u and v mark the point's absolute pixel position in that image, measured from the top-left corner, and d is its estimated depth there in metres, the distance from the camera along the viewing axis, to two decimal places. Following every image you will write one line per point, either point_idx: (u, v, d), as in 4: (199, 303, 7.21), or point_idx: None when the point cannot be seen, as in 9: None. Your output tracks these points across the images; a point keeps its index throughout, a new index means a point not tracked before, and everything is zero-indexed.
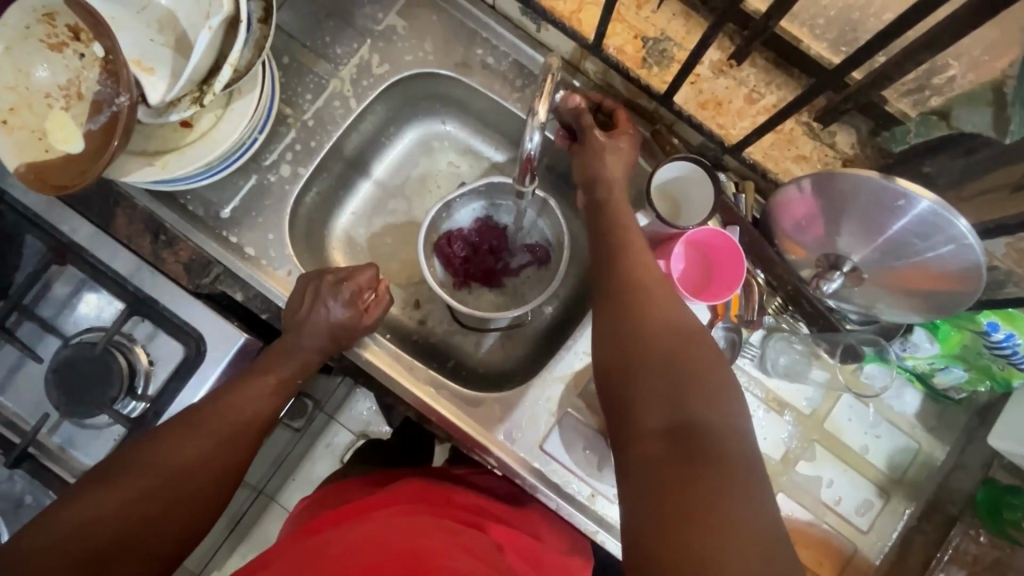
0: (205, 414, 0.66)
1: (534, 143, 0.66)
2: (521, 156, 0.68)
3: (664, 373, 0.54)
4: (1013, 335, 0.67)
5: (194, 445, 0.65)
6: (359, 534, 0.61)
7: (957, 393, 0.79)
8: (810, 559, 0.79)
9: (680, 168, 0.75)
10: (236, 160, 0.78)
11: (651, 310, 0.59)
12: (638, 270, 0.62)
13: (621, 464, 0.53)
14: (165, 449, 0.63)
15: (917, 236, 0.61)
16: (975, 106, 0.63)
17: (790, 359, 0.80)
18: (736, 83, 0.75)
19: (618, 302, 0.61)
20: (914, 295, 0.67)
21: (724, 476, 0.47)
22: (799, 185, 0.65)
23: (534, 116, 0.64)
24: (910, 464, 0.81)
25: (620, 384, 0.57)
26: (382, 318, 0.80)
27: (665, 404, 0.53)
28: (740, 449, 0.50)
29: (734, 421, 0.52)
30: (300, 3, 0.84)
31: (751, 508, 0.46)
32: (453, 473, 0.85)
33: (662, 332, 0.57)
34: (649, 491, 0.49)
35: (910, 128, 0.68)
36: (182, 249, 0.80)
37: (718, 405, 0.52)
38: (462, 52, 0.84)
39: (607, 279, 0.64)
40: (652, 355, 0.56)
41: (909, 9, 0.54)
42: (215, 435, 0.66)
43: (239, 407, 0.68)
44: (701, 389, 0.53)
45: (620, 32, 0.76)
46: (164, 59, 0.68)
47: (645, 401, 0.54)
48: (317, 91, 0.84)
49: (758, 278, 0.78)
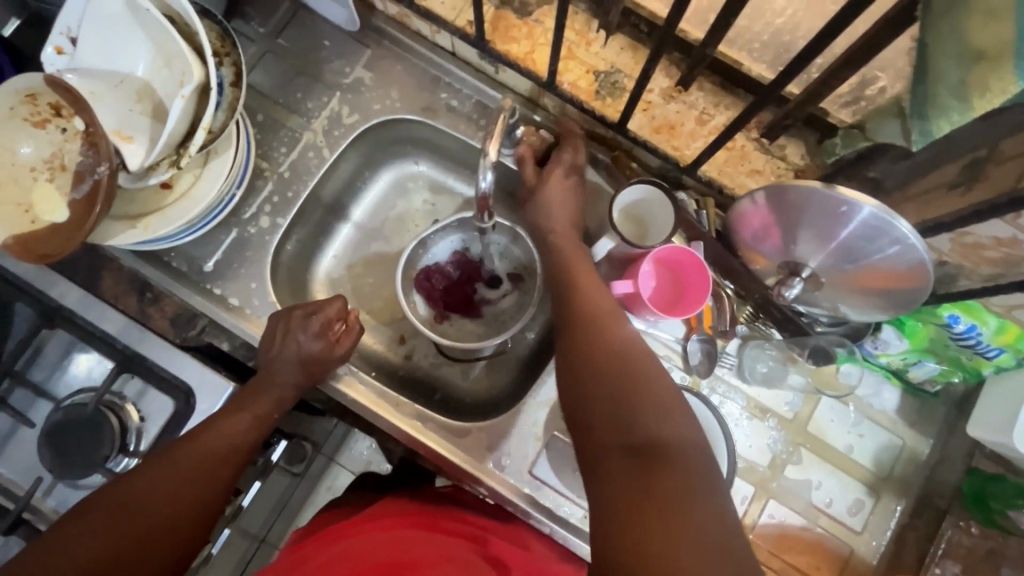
0: (179, 451, 0.68)
1: (488, 181, 0.70)
2: (476, 195, 0.72)
3: (618, 392, 0.57)
4: (975, 326, 0.69)
5: (171, 483, 0.67)
6: (342, 549, 0.66)
7: (932, 385, 0.81)
8: (806, 563, 0.80)
9: (640, 191, 0.78)
10: (216, 216, 0.81)
11: (602, 335, 0.63)
12: (591, 302, 0.67)
13: (586, 484, 0.54)
14: (144, 489, 0.65)
15: (865, 239, 0.64)
16: (887, 119, 0.63)
17: (767, 365, 0.83)
18: (686, 107, 0.79)
19: (572, 334, 0.65)
20: (875, 295, 0.70)
21: (679, 483, 0.49)
22: (752, 198, 0.68)
23: (485, 156, 0.68)
24: (896, 461, 0.82)
25: (578, 407, 0.59)
26: (353, 348, 0.82)
27: (623, 422, 0.55)
28: (696, 456, 0.52)
29: (688, 429, 0.54)
30: (271, 63, 0.88)
31: (709, 515, 0.47)
32: (440, 491, 0.86)
33: (614, 354, 0.60)
34: (613, 506, 0.50)
35: (838, 141, 0.71)
36: (168, 304, 0.82)
37: (672, 418, 0.54)
38: (427, 98, 0.89)
39: (564, 314, 0.68)
40: (606, 376, 0.58)
41: (815, 39, 0.57)
42: (191, 475, 0.67)
43: (213, 444, 0.69)
44: (656, 403, 0.55)
45: (572, 68, 0.80)
46: (142, 128, 0.72)
47: (604, 419, 0.56)
48: (290, 145, 0.88)
49: (727, 289, 0.81)
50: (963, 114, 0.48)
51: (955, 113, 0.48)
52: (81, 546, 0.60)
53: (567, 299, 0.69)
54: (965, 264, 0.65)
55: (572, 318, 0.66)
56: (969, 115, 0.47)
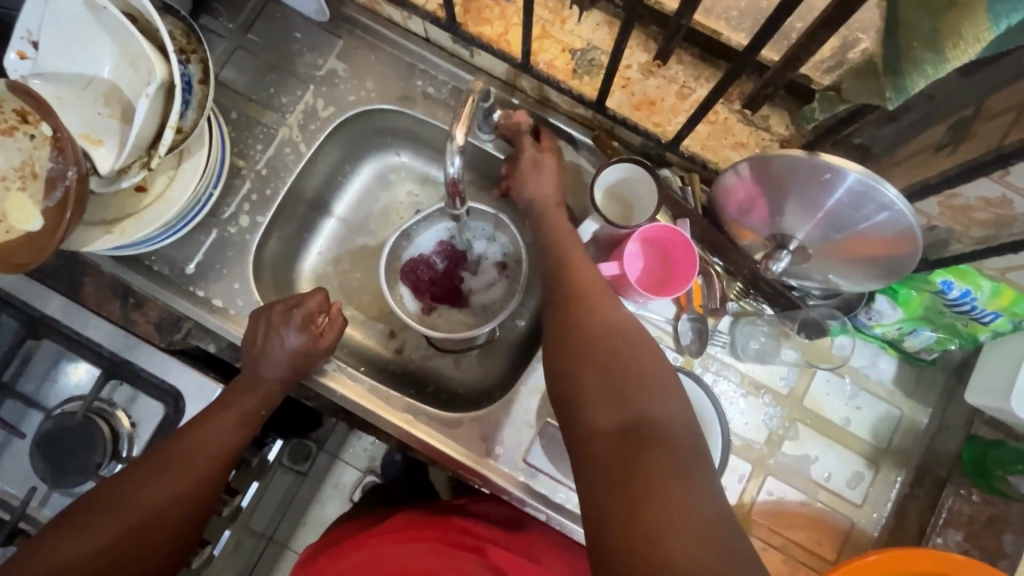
0: (169, 453, 0.67)
1: (456, 166, 0.69)
2: (446, 180, 0.71)
3: (607, 372, 0.55)
4: (969, 291, 0.67)
5: (161, 489, 0.66)
6: (360, 561, 0.70)
7: (928, 353, 0.80)
8: (807, 538, 0.79)
9: (624, 169, 0.77)
10: (194, 217, 0.80)
11: (590, 313, 0.60)
12: (580, 277, 0.64)
13: (575, 468, 0.53)
14: (137, 493, 0.65)
15: (850, 207, 0.62)
16: (863, 77, 0.59)
17: (760, 341, 0.81)
18: (666, 82, 0.77)
19: (560, 311, 0.62)
20: (864, 263, 0.68)
21: (669, 465, 0.48)
22: (736, 170, 0.66)
23: (453, 140, 0.67)
24: (895, 432, 0.81)
25: (567, 385, 0.57)
26: (339, 340, 0.81)
27: (612, 403, 0.53)
28: (686, 439, 0.51)
29: (679, 411, 0.53)
30: (243, 59, 0.87)
31: (699, 498, 0.46)
32: (452, 504, 0.86)
33: (601, 331, 0.58)
34: (600, 490, 0.49)
35: (817, 106, 0.68)
36: (151, 308, 0.81)
37: (662, 398, 0.53)
38: (403, 87, 0.87)
39: (551, 291, 0.66)
40: (594, 355, 0.57)
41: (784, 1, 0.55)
42: (182, 480, 0.67)
43: (201, 448, 0.69)
44: (646, 384, 0.54)
45: (548, 48, 0.78)
46: (112, 131, 0.71)
47: (593, 401, 0.54)
48: (266, 141, 0.86)
49: (715, 265, 0.79)
50: (939, 66, 0.46)
51: (932, 66, 0.46)
52: (74, 554, 0.60)
53: (550, 278, 0.67)
54: (955, 227, 0.63)
55: (560, 295, 0.64)
56: (943, 67, 0.45)
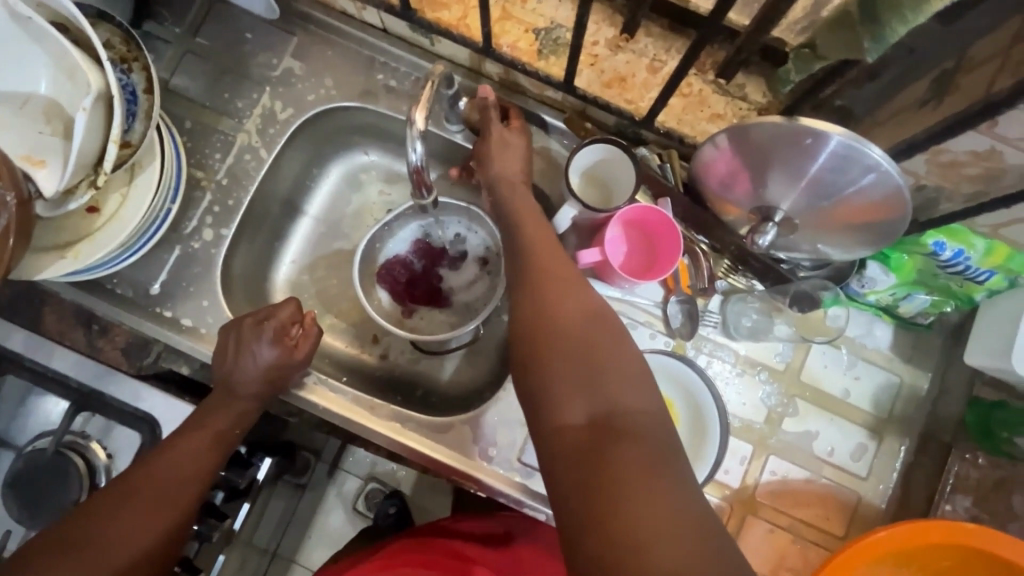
0: (137, 481, 0.63)
1: (419, 153, 0.65)
2: (409, 169, 0.67)
3: (577, 364, 0.52)
4: (962, 250, 0.65)
5: (129, 518, 0.61)
6: None
7: (925, 317, 0.78)
8: (814, 517, 0.77)
9: (599, 151, 0.74)
10: (153, 234, 0.76)
11: (557, 298, 0.56)
12: (546, 262, 0.60)
13: (548, 467, 0.49)
14: (104, 526, 0.60)
15: (835, 172, 0.59)
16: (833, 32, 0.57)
17: (753, 318, 0.79)
18: (635, 56, 0.74)
19: (525, 298, 0.58)
20: (853, 229, 0.66)
21: (647, 458, 0.45)
22: (714, 142, 0.64)
23: (412, 125, 0.64)
24: (896, 400, 0.79)
25: (536, 378, 0.53)
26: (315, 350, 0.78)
27: (583, 397, 0.50)
28: (662, 430, 0.48)
29: (652, 401, 0.50)
30: (194, 64, 0.83)
31: (681, 495, 0.43)
32: (437, 524, 0.85)
33: (570, 319, 0.55)
34: (574, 493, 0.46)
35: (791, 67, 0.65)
36: (117, 334, 0.80)
37: (635, 387, 0.51)
38: (364, 82, 0.83)
39: (515, 277, 0.62)
40: (563, 346, 0.53)
41: None
42: (151, 506, 0.62)
43: (171, 470, 0.65)
44: (618, 376, 0.51)
45: (510, 29, 0.75)
46: (54, 149, 0.66)
47: (564, 394, 0.51)
48: (225, 149, 0.82)
49: (701, 243, 0.77)
50: (918, 8, 0.47)
51: (909, 12, 0.48)
52: None
53: (518, 264, 0.62)
54: (942, 185, 0.61)
55: (524, 282, 0.60)
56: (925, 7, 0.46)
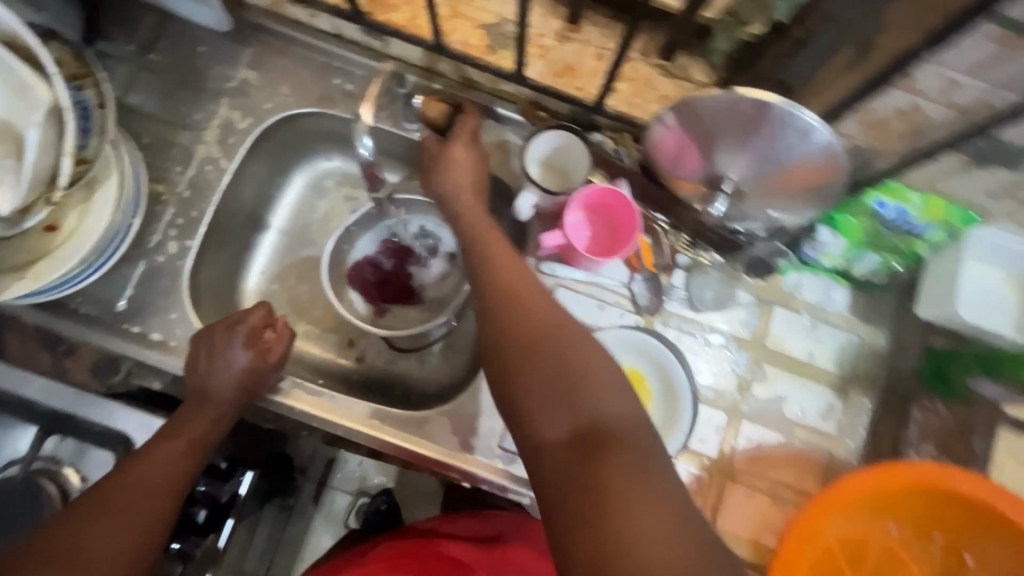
0: (108, 491, 0.61)
1: (367, 148, 0.74)
2: (361, 164, 0.76)
3: (551, 377, 0.52)
4: (901, 206, 0.69)
5: (99, 530, 0.58)
6: None
7: (878, 278, 0.81)
8: (791, 478, 0.79)
9: (556, 138, 0.75)
10: (116, 249, 0.76)
11: (524, 313, 0.56)
12: (509, 276, 0.59)
13: (535, 485, 0.49)
14: (75, 537, 0.57)
15: (772, 139, 0.63)
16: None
17: (715, 288, 0.82)
18: (583, 45, 0.79)
19: (493, 317, 0.57)
20: (797, 193, 0.69)
21: (631, 469, 0.46)
22: (662, 120, 0.67)
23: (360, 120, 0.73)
24: (858, 359, 0.82)
25: (513, 397, 0.53)
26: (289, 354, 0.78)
27: (559, 411, 0.50)
28: (641, 435, 0.49)
29: (629, 406, 0.51)
30: (149, 80, 0.83)
31: (666, 505, 0.44)
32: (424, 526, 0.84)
33: (538, 328, 0.54)
34: (562, 511, 0.46)
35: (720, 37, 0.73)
36: (84, 353, 0.77)
37: (611, 393, 0.51)
38: (320, 87, 0.84)
39: (478, 286, 0.61)
40: (536, 361, 0.53)
41: None
42: (125, 515, 0.60)
43: (144, 478, 0.63)
44: (592, 383, 0.51)
45: (459, 28, 0.80)
46: (6, 169, 0.66)
47: (543, 411, 0.51)
48: (185, 162, 0.82)
49: (660, 222, 0.80)
50: None
51: None
52: None
53: (476, 254, 0.63)
54: (876, 145, 0.65)
55: (490, 296, 0.59)
56: None
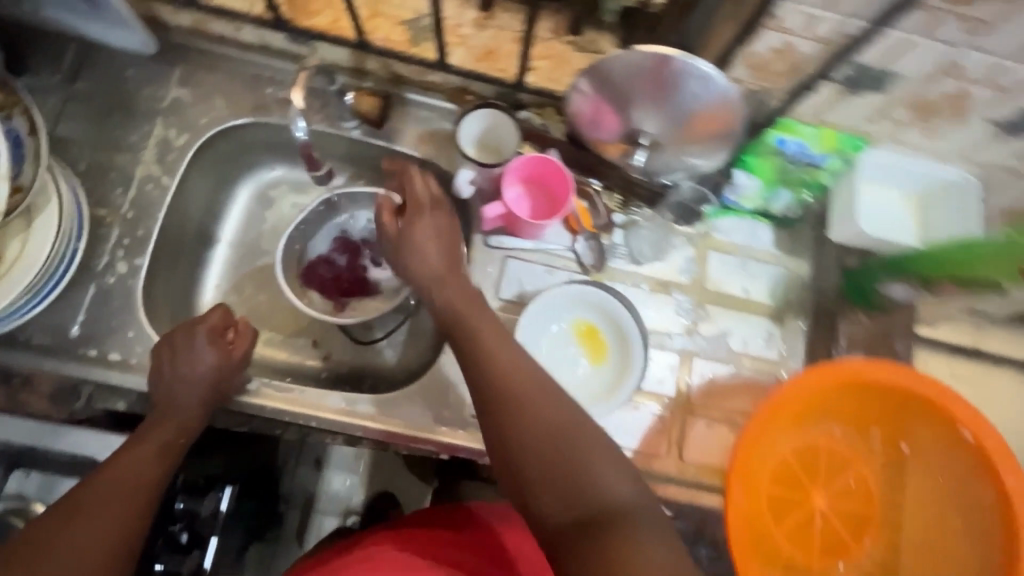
0: (85, 495, 0.60)
1: (302, 130, 0.75)
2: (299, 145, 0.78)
3: (553, 467, 0.52)
4: (798, 140, 0.79)
5: (79, 532, 0.57)
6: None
7: (795, 212, 0.89)
8: (745, 405, 0.85)
9: (482, 117, 0.81)
10: (63, 273, 0.76)
11: (518, 400, 0.56)
12: (496, 357, 0.59)
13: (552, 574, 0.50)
14: (55, 537, 0.56)
15: (675, 88, 0.71)
16: None
17: (652, 241, 0.88)
18: (499, 30, 0.81)
19: (487, 405, 0.57)
20: (704, 138, 0.76)
21: (641, 556, 0.47)
22: (578, 86, 0.74)
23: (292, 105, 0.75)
24: (789, 289, 0.89)
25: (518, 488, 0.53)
26: (252, 352, 0.80)
27: (565, 501, 0.51)
28: (644, 515, 0.50)
29: (629, 487, 0.52)
30: (79, 109, 0.84)
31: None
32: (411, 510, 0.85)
33: (533, 410, 0.55)
34: None
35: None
36: (41, 382, 0.76)
37: (612, 477, 0.52)
38: (253, 97, 0.87)
39: (467, 368, 0.60)
40: (534, 449, 0.53)
41: None
42: (105, 513, 0.60)
43: (121, 479, 0.63)
44: (589, 459, 0.52)
45: (381, 25, 0.82)
46: None
47: (548, 500, 0.51)
48: (125, 183, 0.83)
49: (593, 185, 0.85)
50: None
51: None
52: None
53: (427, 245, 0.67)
54: (766, 86, 0.74)
55: (480, 383, 0.58)
56: None
